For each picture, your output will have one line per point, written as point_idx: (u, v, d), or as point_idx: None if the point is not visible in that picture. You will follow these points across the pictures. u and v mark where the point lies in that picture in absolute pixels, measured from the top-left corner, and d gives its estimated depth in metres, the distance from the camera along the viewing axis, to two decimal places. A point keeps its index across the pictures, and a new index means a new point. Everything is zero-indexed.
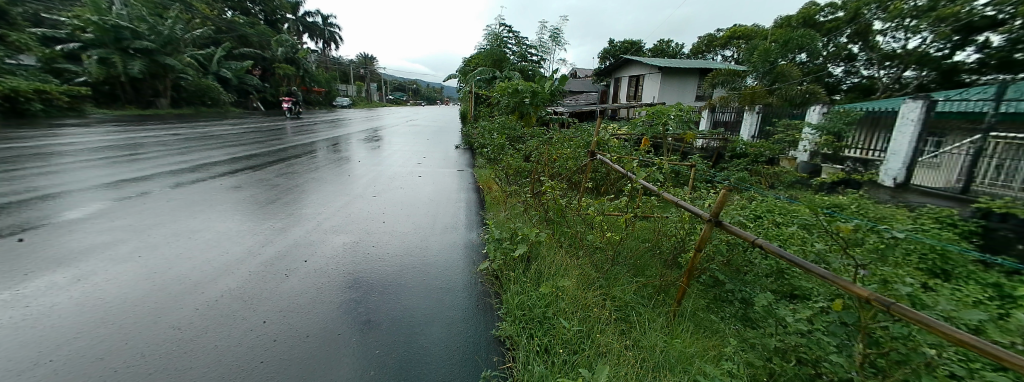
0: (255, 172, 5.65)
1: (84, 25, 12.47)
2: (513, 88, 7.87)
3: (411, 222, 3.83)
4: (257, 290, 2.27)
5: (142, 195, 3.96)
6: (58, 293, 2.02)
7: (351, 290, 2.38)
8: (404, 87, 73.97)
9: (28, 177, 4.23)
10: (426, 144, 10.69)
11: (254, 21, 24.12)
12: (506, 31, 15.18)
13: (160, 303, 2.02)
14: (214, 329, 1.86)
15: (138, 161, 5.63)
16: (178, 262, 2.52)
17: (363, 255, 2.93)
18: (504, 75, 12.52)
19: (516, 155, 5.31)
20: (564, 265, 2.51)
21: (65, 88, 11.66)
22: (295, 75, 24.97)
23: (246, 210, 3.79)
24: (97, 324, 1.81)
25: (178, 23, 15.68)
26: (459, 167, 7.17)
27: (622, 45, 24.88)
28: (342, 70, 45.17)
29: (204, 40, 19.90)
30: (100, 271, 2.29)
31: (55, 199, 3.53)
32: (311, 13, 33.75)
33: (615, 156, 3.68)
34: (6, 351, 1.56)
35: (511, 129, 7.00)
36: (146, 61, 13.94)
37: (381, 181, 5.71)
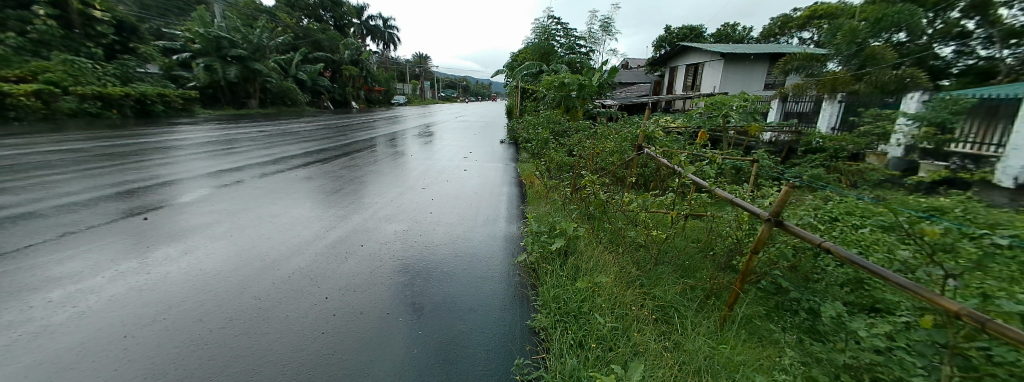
0: (323, 165, 6.24)
1: (194, 37, 14.59)
2: (558, 82, 7.77)
3: (455, 213, 3.99)
4: (321, 269, 2.55)
5: (234, 183, 4.57)
6: (171, 263, 2.44)
7: (400, 274, 2.56)
8: (455, 84, 76.35)
9: (152, 166, 5.11)
10: (473, 139, 10.99)
11: (325, 26, 26.46)
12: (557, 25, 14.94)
13: (245, 276, 2.36)
14: (286, 301, 2.12)
15: (232, 154, 6.51)
16: (260, 242, 2.91)
17: (412, 243, 3.12)
18: (551, 68, 12.43)
19: (560, 149, 5.26)
20: (603, 261, 2.48)
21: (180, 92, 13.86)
22: (359, 76, 26.99)
23: (315, 199, 4.22)
24: (199, 290, 2.16)
25: (265, 31, 17.70)
26: (504, 162, 7.28)
27: (680, 32, 23.40)
28: (399, 69, 47.90)
29: (284, 46, 22.29)
30: (202, 247, 2.73)
31: (170, 186, 4.22)
32: (373, 17, 36.24)
33: (664, 149, 3.48)
34: (136, 308, 1.94)
35: (556, 123, 6.92)
36: (240, 67, 15.97)
37: (429, 174, 5.99)
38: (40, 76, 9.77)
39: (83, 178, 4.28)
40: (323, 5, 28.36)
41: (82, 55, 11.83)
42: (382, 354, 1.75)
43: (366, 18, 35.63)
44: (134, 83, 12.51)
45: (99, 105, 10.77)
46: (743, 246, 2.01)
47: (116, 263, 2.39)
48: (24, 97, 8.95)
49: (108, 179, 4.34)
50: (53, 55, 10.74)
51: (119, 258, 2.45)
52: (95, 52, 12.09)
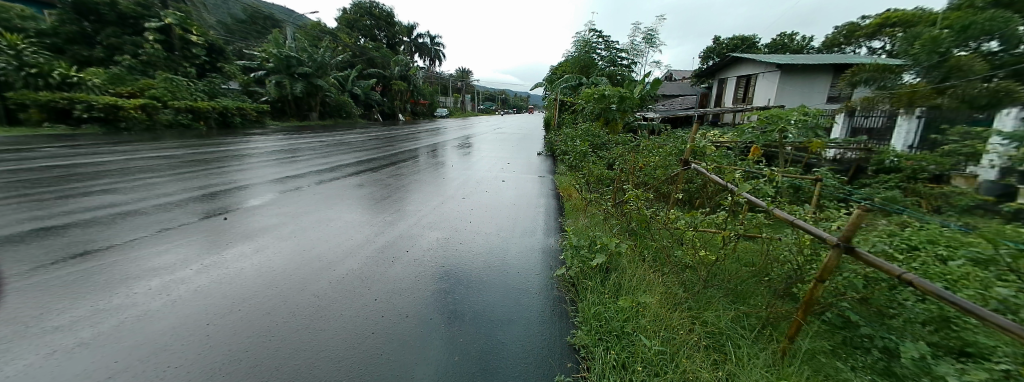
0: (372, 173, 6.64)
1: (268, 57, 16.32)
2: (598, 94, 7.71)
3: (493, 224, 4.07)
4: (372, 272, 2.71)
5: (296, 189, 5.01)
6: (245, 260, 2.72)
7: (442, 281, 2.65)
8: (495, 97, 78.39)
9: (231, 171, 5.76)
10: (511, 151, 11.16)
11: (379, 44, 28.47)
12: (600, 38, 14.91)
13: (306, 275, 2.57)
14: (341, 301, 2.28)
15: (296, 162, 7.16)
16: (318, 243, 3.16)
17: (453, 251, 3.23)
18: (591, 81, 12.38)
19: (599, 162, 5.19)
20: (648, 280, 2.41)
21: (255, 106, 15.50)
22: (406, 90, 28.55)
23: (366, 205, 4.50)
24: (268, 286, 2.39)
25: (327, 50, 19.36)
26: (541, 174, 7.31)
27: (731, 42, 22.38)
28: (443, 83, 50.16)
29: (343, 63, 24.26)
30: (271, 245, 3.02)
31: (245, 190, 4.73)
32: (422, 35, 38.50)
33: (713, 165, 3.30)
34: (217, 299, 2.18)
35: (595, 136, 6.84)
36: (305, 82, 17.53)
37: (469, 184, 6.15)
38: (145, 93, 11.45)
39: (176, 181, 4.91)
40: (377, 25, 30.53)
41: (178, 74, 13.63)
42: (425, 359, 1.80)
43: (415, 37, 37.94)
44: (217, 98, 14.19)
45: (190, 117, 12.35)
46: (805, 273, 1.86)
47: (202, 257, 2.71)
48: (133, 110, 10.52)
49: (196, 182, 4.93)
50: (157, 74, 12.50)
51: (203, 253, 2.77)
52: (189, 71, 13.93)
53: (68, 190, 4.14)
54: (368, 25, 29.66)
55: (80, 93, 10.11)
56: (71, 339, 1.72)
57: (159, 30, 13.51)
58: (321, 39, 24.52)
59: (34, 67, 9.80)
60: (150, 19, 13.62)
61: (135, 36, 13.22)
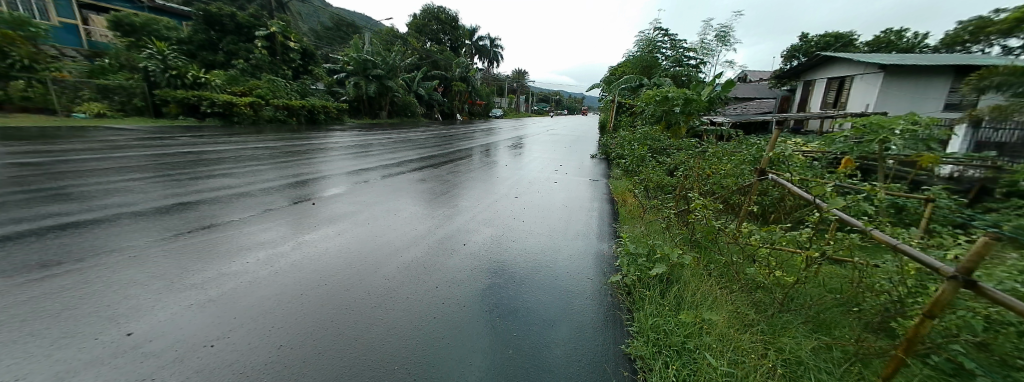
0: (433, 169, 7.03)
1: (349, 61, 18.02)
2: (661, 96, 7.38)
3: (545, 224, 4.10)
4: (433, 261, 2.90)
5: (366, 181, 5.48)
6: (327, 242, 3.06)
7: (496, 276, 2.75)
8: (549, 99, 78.40)
9: (315, 162, 6.47)
10: (564, 152, 11.08)
11: (442, 47, 29.96)
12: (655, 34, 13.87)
13: (378, 260, 2.83)
14: (406, 285, 2.48)
15: (368, 156, 7.84)
16: (387, 231, 3.45)
17: (506, 248, 3.32)
18: (653, 83, 11.83)
19: (659, 168, 4.94)
20: (713, 297, 2.30)
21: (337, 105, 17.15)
22: (465, 91, 29.62)
23: (429, 199, 4.79)
24: (347, 266, 2.67)
25: (397, 53, 20.79)
26: (594, 177, 7.16)
27: (822, 39, 19.94)
28: (500, 85, 51.34)
29: (410, 66, 25.88)
30: (348, 230, 3.37)
31: (327, 180, 5.29)
32: (483, 37, 39.73)
33: (796, 177, 2.98)
34: (307, 274, 2.49)
35: (656, 140, 6.53)
36: (377, 83, 19.02)
37: (522, 184, 6.22)
38: (252, 93, 13.28)
39: (274, 169, 5.66)
40: (443, 29, 32.09)
41: (278, 76, 15.54)
42: (481, 349, 1.90)
43: (476, 39, 39.30)
44: (307, 97, 15.98)
45: (286, 113, 14.04)
46: (908, 307, 1.63)
47: (295, 236, 3.11)
48: (244, 107, 12.37)
49: (289, 171, 5.64)
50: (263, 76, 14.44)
51: (296, 233, 3.18)
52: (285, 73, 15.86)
53: (194, 172, 4.96)
54: (436, 29, 31.37)
55: (207, 92, 12.12)
56: (201, 296, 2.08)
57: (266, 38, 15.57)
58: (393, 44, 26.47)
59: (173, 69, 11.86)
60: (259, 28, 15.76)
61: (249, 43, 15.37)
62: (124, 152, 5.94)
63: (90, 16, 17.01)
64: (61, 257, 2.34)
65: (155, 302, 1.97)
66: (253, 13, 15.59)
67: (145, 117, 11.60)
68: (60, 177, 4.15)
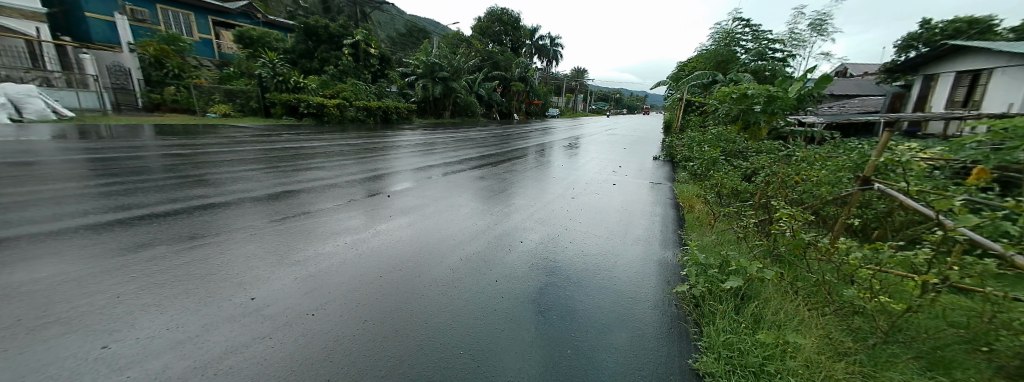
0: (492, 168, 7.25)
1: (420, 64, 19.30)
2: (739, 93, 6.75)
3: (603, 226, 4.02)
4: (492, 256, 3.02)
5: (431, 177, 5.83)
6: (399, 232, 3.34)
7: (553, 275, 2.78)
8: (608, 98, 76.06)
9: (387, 159, 7.05)
10: (623, 153, 10.69)
11: (503, 48, 30.59)
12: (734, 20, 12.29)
13: (443, 251, 3.02)
14: (468, 277, 2.62)
15: (432, 154, 8.32)
16: (450, 225, 3.66)
17: (562, 248, 3.33)
18: (728, 79, 10.88)
19: (733, 172, 4.56)
20: (800, 319, 2.10)
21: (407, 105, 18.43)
22: (524, 90, 29.96)
23: (489, 196, 4.96)
24: (416, 255, 2.90)
25: (461, 54, 21.66)
26: (656, 180, 6.81)
27: (950, 25, 16.76)
28: (558, 84, 51.06)
29: (473, 67, 26.83)
30: (417, 223, 3.63)
31: (398, 175, 5.74)
32: (543, 37, 39.79)
33: (910, 187, 2.57)
34: (383, 260, 2.75)
35: (730, 142, 6.03)
36: (443, 85, 20.07)
37: (579, 185, 6.15)
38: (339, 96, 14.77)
39: (354, 163, 6.29)
40: (505, 30, 32.72)
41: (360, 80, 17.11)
42: (542, 346, 1.94)
43: (537, 39, 39.52)
44: (384, 99, 17.42)
45: (365, 114, 15.46)
46: None
47: (372, 225, 3.44)
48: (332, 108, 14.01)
49: (366, 165, 6.22)
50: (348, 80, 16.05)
51: (373, 222, 3.51)
52: (364, 76, 17.40)
53: (291, 165, 5.69)
54: (498, 31, 32.16)
55: (305, 95, 13.90)
56: (302, 272, 2.42)
57: (351, 46, 17.21)
58: (457, 47, 27.68)
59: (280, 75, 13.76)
60: (346, 37, 17.42)
61: (339, 52, 17.08)
62: (239, 146, 7.00)
63: (220, 31, 19.73)
64: (201, 231, 2.86)
65: (269, 275, 2.33)
66: (344, 24, 17.29)
67: (258, 117, 13.75)
68: (197, 166, 5.04)
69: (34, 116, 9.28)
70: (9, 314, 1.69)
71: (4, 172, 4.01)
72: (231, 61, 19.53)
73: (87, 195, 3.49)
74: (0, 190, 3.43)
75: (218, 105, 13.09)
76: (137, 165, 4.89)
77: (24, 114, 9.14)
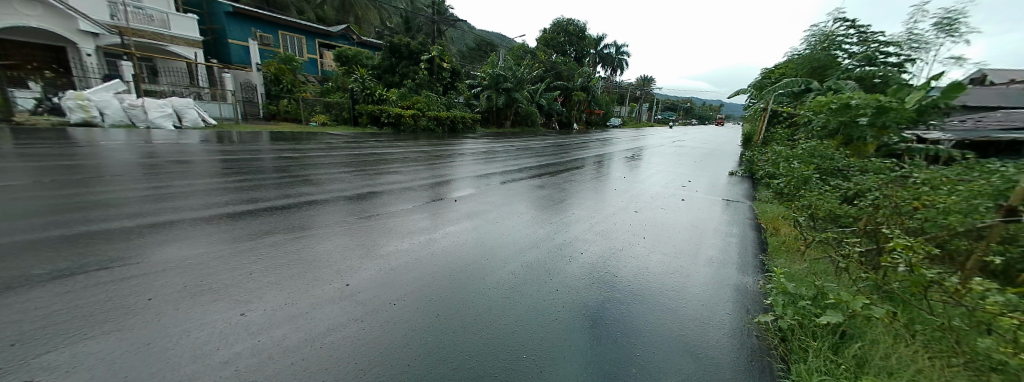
0: (552, 177, 7.31)
1: (486, 76, 20.18)
2: (840, 103, 5.95)
3: (669, 244, 3.83)
4: (552, 265, 3.06)
5: (493, 185, 6.07)
6: (464, 235, 3.54)
7: (614, 289, 2.73)
8: (676, 107, 71.96)
9: (453, 166, 7.48)
10: (693, 167, 10.01)
11: (567, 59, 30.65)
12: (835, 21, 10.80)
13: (505, 257, 3.14)
14: (528, 284, 2.68)
15: (494, 162, 8.63)
16: (512, 232, 3.79)
17: (624, 262, 3.25)
18: (825, 88, 9.66)
19: (830, 194, 4.04)
20: (921, 370, 1.81)
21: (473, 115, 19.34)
22: (585, 100, 29.63)
23: (550, 206, 5.03)
24: (480, 258, 3.05)
25: (526, 66, 22.17)
26: (731, 197, 6.29)
27: None
28: (621, 93, 49.64)
29: (536, 77, 27.25)
30: (481, 227, 3.83)
31: (463, 182, 6.07)
32: (609, 45, 39.09)
33: None
34: (449, 261, 2.94)
35: (826, 159, 5.35)
36: (506, 96, 20.72)
37: (643, 198, 5.92)
38: (414, 107, 16.06)
39: (424, 169, 6.78)
40: (570, 40, 32.81)
41: (432, 91, 18.41)
42: (604, 361, 1.91)
43: (601, 48, 39.00)
44: (451, 109, 18.49)
45: (435, 123, 16.55)
46: None
47: (441, 227, 3.70)
48: (407, 118, 15.32)
49: (434, 171, 6.67)
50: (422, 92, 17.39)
51: (442, 225, 3.77)
52: (435, 88, 18.66)
53: (373, 169, 6.33)
54: (562, 41, 32.37)
55: (385, 106, 15.40)
56: (384, 266, 2.71)
57: (427, 61, 18.61)
58: (522, 58, 28.40)
59: (368, 89, 15.45)
60: (423, 52, 18.87)
61: (416, 66, 18.57)
62: (332, 151, 7.96)
63: (324, 51, 22.47)
64: (305, 224, 3.34)
65: (358, 266, 2.65)
66: (422, 41, 18.77)
67: (347, 125, 15.57)
68: (299, 168, 5.85)
69: (190, 124, 11.52)
70: (177, 280, 2.15)
71: (169, 167, 5.08)
72: (329, 77, 22.24)
73: (224, 189, 4.26)
74: (169, 182, 4.37)
75: (319, 115, 15.24)
76: (255, 165, 5.85)
77: (183, 122, 11.39)
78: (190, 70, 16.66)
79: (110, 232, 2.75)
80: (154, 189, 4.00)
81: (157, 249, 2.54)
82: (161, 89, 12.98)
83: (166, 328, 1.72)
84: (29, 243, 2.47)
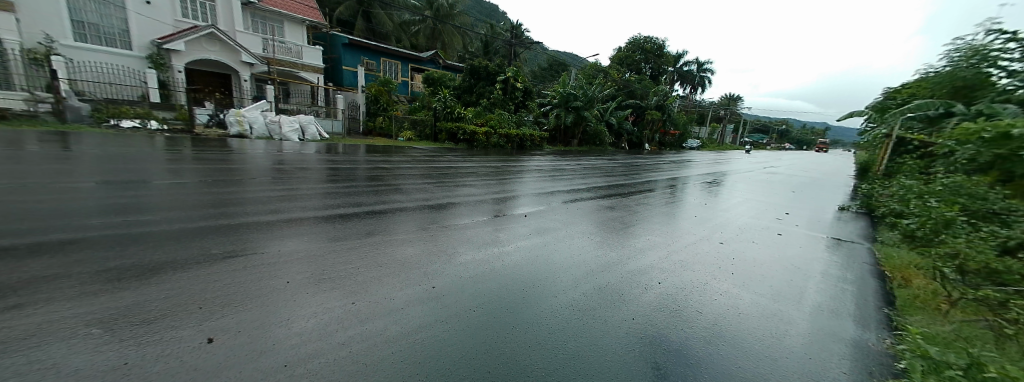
0: (622, 198, 7.14)
1: (557, 95, 20.54)
2: (996, 132, 4.89)
3: (764, 283, 3.44)
4: (626, 292, 2.98)
5: (562, 203, 6.12)
6: (536, 251, 3.63)
7: (696, 326, 2.54)
8: (766, 128, 64.84)
9: (522, 182, 7.73)
10: (790, 197, 8.87)
11: (642, 77, 29.83)
12: (990, 35, 8.59)
13: (577, 277, 3.14)
14: (602, 309, 2.64)
15: (561, 180, 8.70)
16: (584, 253, 3.77)
17: (707, 298, 3.03)
18: (972, 112, 7.99)
19: (989, 245, 3.27)
20: None
21: (542, 133, 19.73)
22: (660, 120, 28.35)
23: (621, 229, 4.90)
24: (552, 276, 3.10)
25: (598, 85, 22.11)
26: (841, 236, 5.44)
27: None
28: (701, 112, 46.45)
29: (608, 96, 26.94)
30: (553, 245, 3.89)
31: (532, 199, 6.23)
32: (689, 63, 37.17)
33: None
34: (522, 275, 3.04)
35: (976, 199, 4.39)
36: (576, 114, 20.79)
37: (729, 229, 5.43)
38: (487, 124, 16.96)
39: (496, 184, 7.10)
40: (646, 58, 31.98)
41: (505, 110, 19.26)
42: None
43: (680, 66, 37.26)
44: (521, 127, 19.09)
45: (505, 140, 17.24)
46: None
47: (514, 241, 3.84)
48: (480, 135, 16.19)
49: (506, 187, 6.95)
50: (495, 111, 18.31)
51: (516, 239, 3.91)
52: (509, 107, 19.51)
53: (450, 181, 6.82)
54: (638, 60, 31.76)
55: (462, 123, 16.52)
56: (462, 273, 2.90)
57: (502, 81, 19.58)
58: (595, 77, 28.37)
59: (448, 107, 16.83)
60: (499, 74, 19.96)
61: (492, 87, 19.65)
62: (415, 163, 8.77)
63: (413, 74, 25.03)
64: (398, 229, 3.74)
65: (443, 271, 2.88)
66: (499, 63, 19.82)
67: (427, 140, 17.01)
68: (389, 178, 6.57)
69: (310, 138, 13.57)
70: (304, 269, 2.58)
71: (294, 173, 6.12)
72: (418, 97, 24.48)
73: (333, 193, 4.98)
74: (294, 184, 5.26)
75: (406, 131, 16.91)
76: (355, 173, 6.73)
77: (305, 136, 13.45)
78: (312, 92, 19.72)
79: (258, 223, 3.41)
80: (283, 191, 4.82)
81: (290, 240, 3.08)
82: (291, 107, 15.63)
83: (299, 308, 2.08)
84: (205, 227, 3.18)
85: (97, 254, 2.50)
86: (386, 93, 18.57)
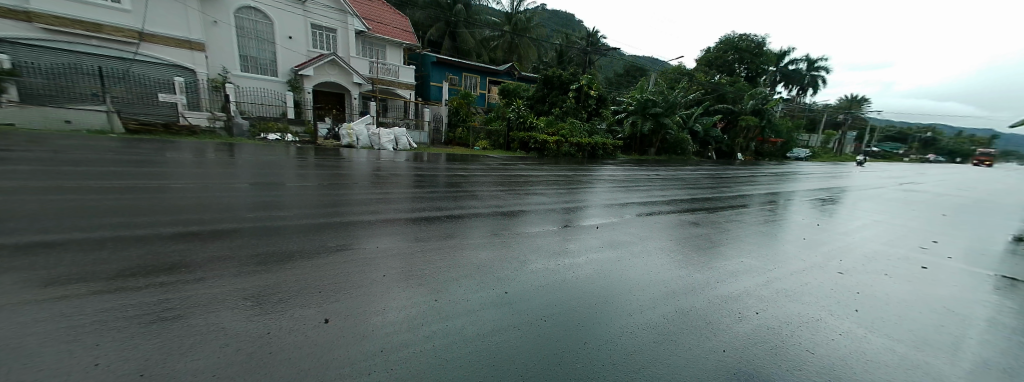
0: (705, 213, 6.54)
1: (634, 102, 19.68)
2: None
3: (898, 327, 2.83)
4: (713, 319, 2.72)
5: (636, 215, 5.85)
6: (610, 265, 3.53)
7: (803, 368, 2.20)
8: (903, 134, 53.14)
9: (594, 192, 7.57)
10: (937, 222, 7.14)
11: (735, 80, 26.96)
12: None
13: (655, 297, 2.97)
14: (684, 335, 2.45)
15: (636, 191, 8.31)
16: (664, 271, 3.54)
17: (817, 336, 2.60)
18: None
19: None
20: None
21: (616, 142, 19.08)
22: (757, 126, 25.25)
23: (707, 247, 4.48)
24: (628, 293, 2.98)
25: (681, 90, 20.61)
26: (1019, 275, 4.21)
27: None
28: (810, 116, 40.13)
29: (693, 101, 24.90)
30: (629, 260, 3.74)
31: (605, 210, 6.05)
32: (795, 61, 32.50)
33: None
34: (595, 289, 2.98)
35: None
36: (654, 121, 19.68)
37: (847, 256, 4.59)
38: (559, 133, 17.05)
39: (568, 193, 7.07)
40: (740, 58, 28.86)
41: (577, 118, 19.12)
42: None
43: (784, 64, 32.77)
44: (595, 136, 18.74)
45: (577, 149, 17.10)
46: None
47: (588, 253, 3.78)
48: (552, 144, 16.32)
49: (578, 197, 6.88)
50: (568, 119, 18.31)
51: (590, 252, 3.84)
52: (583, 115, 19.29)
53: (522, 189, 6.99)
54: (729, 61, 28.91)
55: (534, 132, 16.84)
56: (534, 282, 2.96)
57: (576, 90, 19.47)
58: (678, 82, 26.49)
59: (522, 117, 17.34)
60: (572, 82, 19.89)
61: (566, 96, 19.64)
62: (489, 171, 9.19)
63: (490, 86, 26.32)
64: (474, 234, 3.97)
65: (517, 278, 2.98)
66: (573, 71, 19.70)
67: (502, 149, 17.70)
68: (467, 185, 6.99)
69: (403, 147, 15.17)
70: (396, 266, 2.90)
71: (387, 178, 6.90)
72: (495, 107, 25.61)
73: (419, 198, 5.48)
74: (388, 189, 5.93)
75: (482, 141, 17.82)
76: (436, 180, 7.31)
77: (399, 145, 15.06)
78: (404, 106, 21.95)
79: (360, 222, 3.93)
80: (379, 194, 5.46)
81: (384, 238, 3.49)
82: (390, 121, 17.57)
83: (393, 301, 2.36)
84: (321, 224, 3.78)
85: (249, 241, 3.15)
86: (466, 105, 19.82)
